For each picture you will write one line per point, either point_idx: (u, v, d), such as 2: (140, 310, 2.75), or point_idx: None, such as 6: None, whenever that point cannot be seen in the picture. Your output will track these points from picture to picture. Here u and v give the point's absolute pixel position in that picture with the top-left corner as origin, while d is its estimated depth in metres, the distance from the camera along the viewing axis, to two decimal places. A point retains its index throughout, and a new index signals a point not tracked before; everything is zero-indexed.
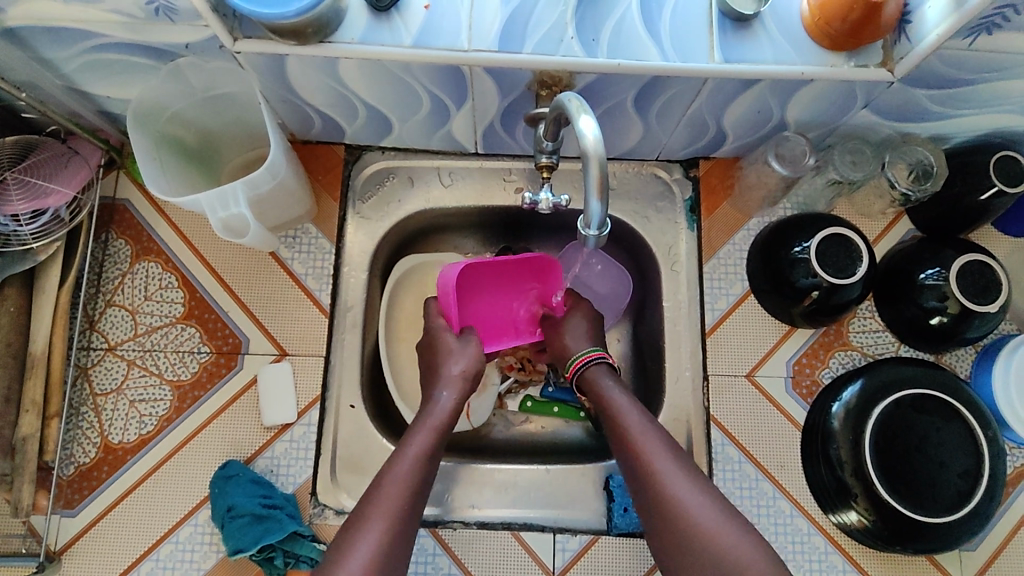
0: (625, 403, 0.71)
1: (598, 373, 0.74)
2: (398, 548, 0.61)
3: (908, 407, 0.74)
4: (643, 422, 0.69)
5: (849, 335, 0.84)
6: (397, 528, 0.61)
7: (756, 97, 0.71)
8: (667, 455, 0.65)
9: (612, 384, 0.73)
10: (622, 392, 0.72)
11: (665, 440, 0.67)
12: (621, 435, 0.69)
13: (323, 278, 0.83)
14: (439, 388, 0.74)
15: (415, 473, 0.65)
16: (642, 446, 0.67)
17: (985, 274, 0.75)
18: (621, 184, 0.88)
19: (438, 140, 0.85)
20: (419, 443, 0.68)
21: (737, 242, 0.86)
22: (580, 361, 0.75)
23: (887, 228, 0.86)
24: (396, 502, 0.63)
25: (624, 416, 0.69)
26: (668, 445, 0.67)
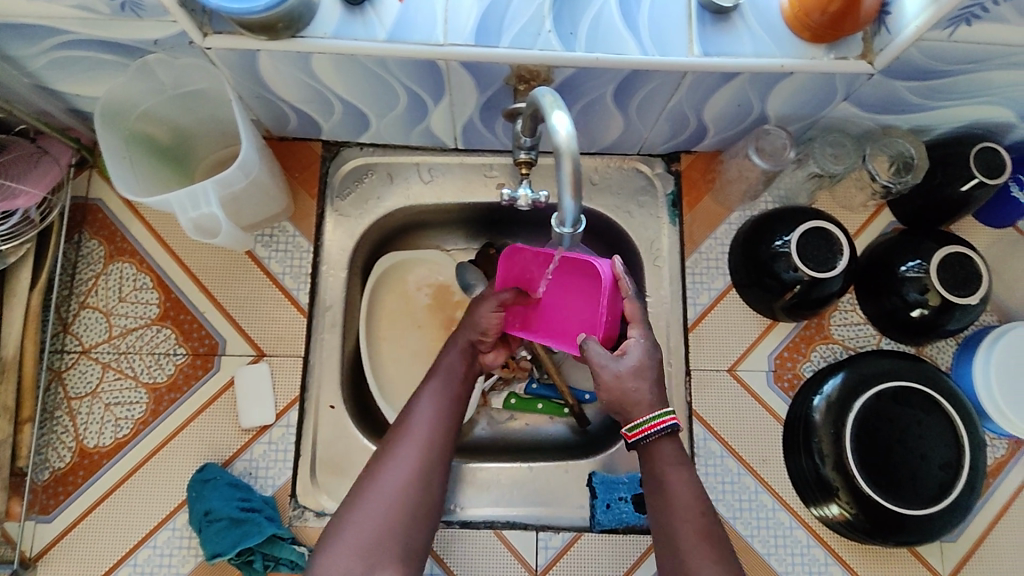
0: (686, 496, 0.64)
1: (664, 452, 0.66)
2: (412, 500, 0.65)
3: (888, 400, 0.74)
4: (699, 525, 0.64)
5: (830, 329, 0.83)
6: (413, 481, 0.66)
7: (735, 91, 0.71)
8: (712, 562, 0.62)
9: (677, 465, 0.66)
10: (688, 478, 0.65)
11: (715, 543, 0.63)
12: (670, 524, 0.64)
13: (300, 277, 0.82)
14: (452, 344, 0.77)
15: (428, 433, 0.69)
16: (690, 549, 0.63)
17: (964, 266, 0.75)
18: (602, 179, 0.87)
19: (417, 136, 0.84)
20: (433, 399, 0.72)
21: (719, 237, 0.85)
22: (652, 427, 0.66)
23: (869, 221, 0.85)
24: (414, 459, 0.67)
25: (681, 509, 0.64)
26: (718, 553, 0.62)
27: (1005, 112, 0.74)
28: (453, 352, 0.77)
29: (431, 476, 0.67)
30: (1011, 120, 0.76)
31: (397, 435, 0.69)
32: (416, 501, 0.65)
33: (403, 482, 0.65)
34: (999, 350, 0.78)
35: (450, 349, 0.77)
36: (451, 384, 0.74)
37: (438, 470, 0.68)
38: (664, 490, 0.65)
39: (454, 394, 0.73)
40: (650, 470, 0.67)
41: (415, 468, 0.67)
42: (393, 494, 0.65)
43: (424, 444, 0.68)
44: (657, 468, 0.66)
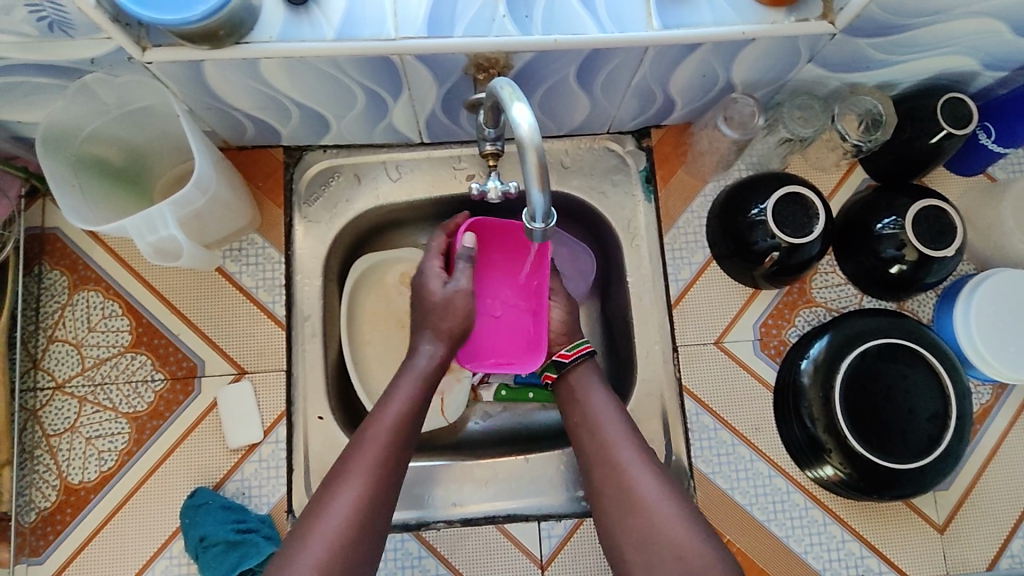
0: (602, 409, 0.71)
1: (580, 374, 0.75)
2: (378, 502, 0.63)
3: (873, 357, 0.75)
4: (622, 422, 0.70)
5: (812, 292, 0.83)
6: (376, 483, 0.63)
7: (699, 62, 0.69)
8: (640, 457, 0.67)
9: (585, 385, 0.74)
10: (597, 394, 0.73)
11: (637, 441, 0.69)
12: (597, 430, 0.70)
13: (274, 290, 0.80)
14: (425, 338, 0.74)
15: (399, 431, 0.67)
16: (614, 446, 0.68)
17: (940, 219, 0.75)
18: (574, 161, 0.86)
19: (380, 134, 0.81)
20: (404, 399, 0.69)
21: (695, 210, 0.85)
22: (577, 351, 0.76)
23: (842, 181, 0.86)
24: (373, 464, 0.64)
25: (602, 415, 0.71)
26: (640, 447, 0.68)
27: (970, 60, 0.74)
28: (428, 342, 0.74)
29: (392, 480, 0.65)
30: (975, 68, 0.75)
31: (363, 430, 0.67)
32: (380, 495, 0.64)
33: (365, 486, 0.63)
34: (981, 315, 0.78)
35: (419, 344, 0.74)
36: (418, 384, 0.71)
37: (400, 469, 0.66)
38: (581, 406, 0.72)
39: (423, 394, 0.71)
40: (570, 393, 0.74)
41: (375, 475, 0.64)
42: (358, 496, 0.62)
43: (391, 441, 0.66)
44: (579, 386, 0.74)
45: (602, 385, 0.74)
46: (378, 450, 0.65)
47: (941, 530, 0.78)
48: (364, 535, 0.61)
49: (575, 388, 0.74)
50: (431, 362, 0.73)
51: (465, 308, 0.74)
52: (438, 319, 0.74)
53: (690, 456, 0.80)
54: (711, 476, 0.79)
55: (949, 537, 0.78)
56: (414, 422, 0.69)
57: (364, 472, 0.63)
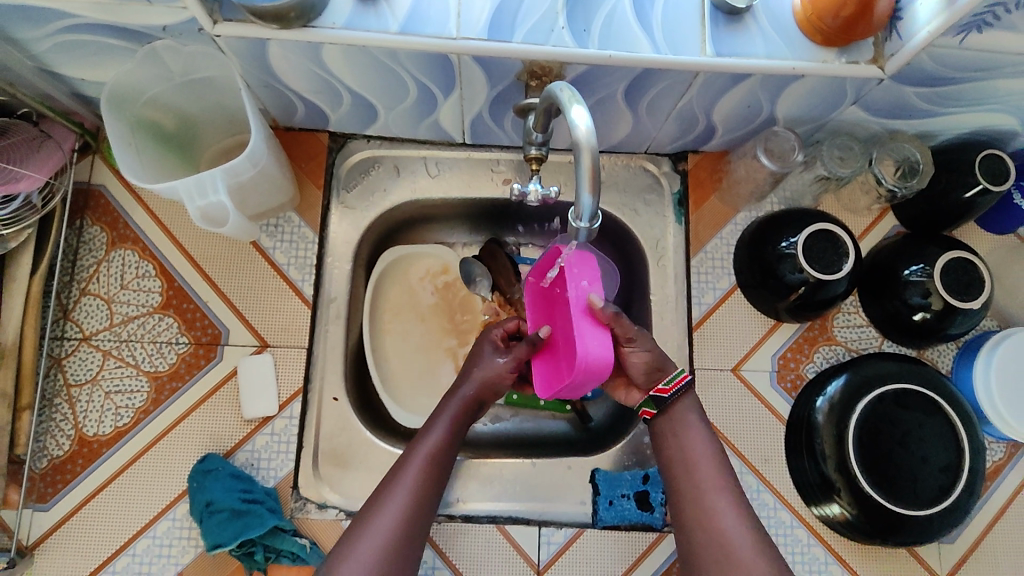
0: (705, 450, 0.66)
1: (683, 405, 0.68)
2: (413, 534, 0.62)
3: (891, 402, 0.75)
4: (717, 464, 0.65)
5: (833, 330, 0.83)
6: (409, 521, 0.62)
7: (746, 92, 0.71)
8: (732, 505, 0.63)
9: (688, 417, 0.68)
10: (702, 428, 0.67)
11: (731, 487, 0.64)
12: (690, 467, 0.65)
13: (305, 269, 0.82)
14: (466, 377, 0.72)
15: (437, 463, 0.66)
16: (710, 490, 0.63)
17: (968, 271, 0.76)
18: (609, 176, 0.88)
19: (425, 130, 0.83)
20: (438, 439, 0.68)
21: (725, 237, 0.85)
22: (676, 384, 0.68)
23: (872, 225, 0.86)
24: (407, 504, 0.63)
25: (699, 457, 0.65)
26: (734, 493, 0.63)
27: (1010, 120, 0.75)
28: (471, 375, 0.73)
29: (422, 522, 0.63)
30: (1015, 128, 0.76)
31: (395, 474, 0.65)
32: (409, 545, 0.62)
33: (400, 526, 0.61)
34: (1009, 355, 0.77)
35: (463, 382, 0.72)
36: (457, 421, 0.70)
37: (434, 502, 0.65)
38: (679, 439, 0.67)
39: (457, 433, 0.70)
40: (670, 422, 0.68)
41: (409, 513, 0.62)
42: (392, 531, 0.61)
43: (429, 470, 0.66)
44: (677, 415, 0.68)
45: (704, 419, 0.68)
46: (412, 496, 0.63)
47: None
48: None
49: (674, 418, 0.68)
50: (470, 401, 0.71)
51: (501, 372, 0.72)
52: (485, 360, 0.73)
53: None
54: None
55: None
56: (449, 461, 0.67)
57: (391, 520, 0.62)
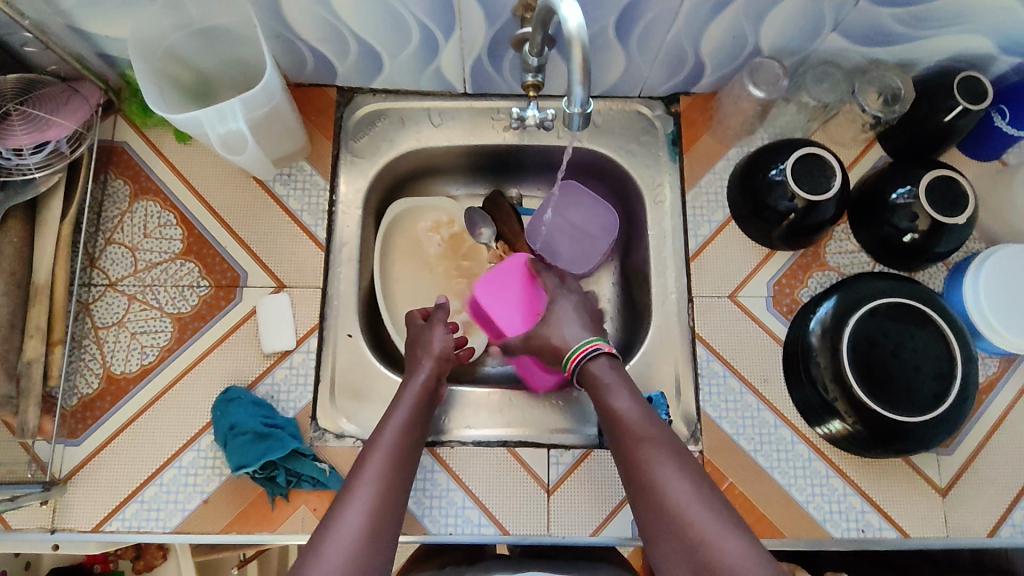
0: (629, 408, 0.69)
1: (598, 368, 0.73)
2: (388, 517, 0.63)
3: (882, 316, 0.77)
4: (645, 421, 0.68)
5: (826, 257, 0.86)
6: (381, 511, 0.63)
7: (730, 21, 0.75)
8: (667, 459, 0.65)
9: (609, 378, 0.72)
10: (621, 388, 0.71)
11: (666, 440, 0.66)
12: (622, 429, 0.68)
13: (317, 214, 0.86)
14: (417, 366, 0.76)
15: (402, 448, 0.68)
16: (642, 447, 0.66)
17: (952, 189, 0.78)
18: (605, 121, 0.92)
19: (428, 79, 0.88)
20: (398, 423, 0.69)
21: (718, 171, 0.89)
22: (581, 352, 0.74)
23: (860, 156, 0.89)
24: (376, 490, 0.64)
25: (626, 416, 0.68)
26: (667, 446, 0.66)
27: (985, 42, 0.78)
28: (420, 371, 0.75)
29: (397, 502, 0.65)
30: (990, 51, 0.80)
31: (362, 464, 0.66)
32: (386, 529, 0.63)
33: (373, 512, 0.63)
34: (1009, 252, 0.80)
35: (416, 369, 0.76)
36: (416, 404, 0.72)
37: (404, 485, 0.66)
38: (604, 408, 0.70)
39: (418, 416, 0.71)
40: (595, 390, 0.72)
41: (382, 497, 0.64)
42: (366, 516, 0.62)
43: (396, 459, 0.67)
44: (597, 384, 0.72)
45: (625, 380, 0.72)
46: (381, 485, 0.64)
47: (942, 494, 0.78)
48: (372, 560, 0.61)
49: (597, 385, 0.72)
50: (424, 384, 0.74)
51: (444, 341, 0.79)
52: (436, 340, 0.79)
53: (698, 400, 0.82)
54: (717, 420, 0.80)
55: (950, 501, 0.78)
56: (415, 442, 0.69)
57: (363, 505, 0.63)
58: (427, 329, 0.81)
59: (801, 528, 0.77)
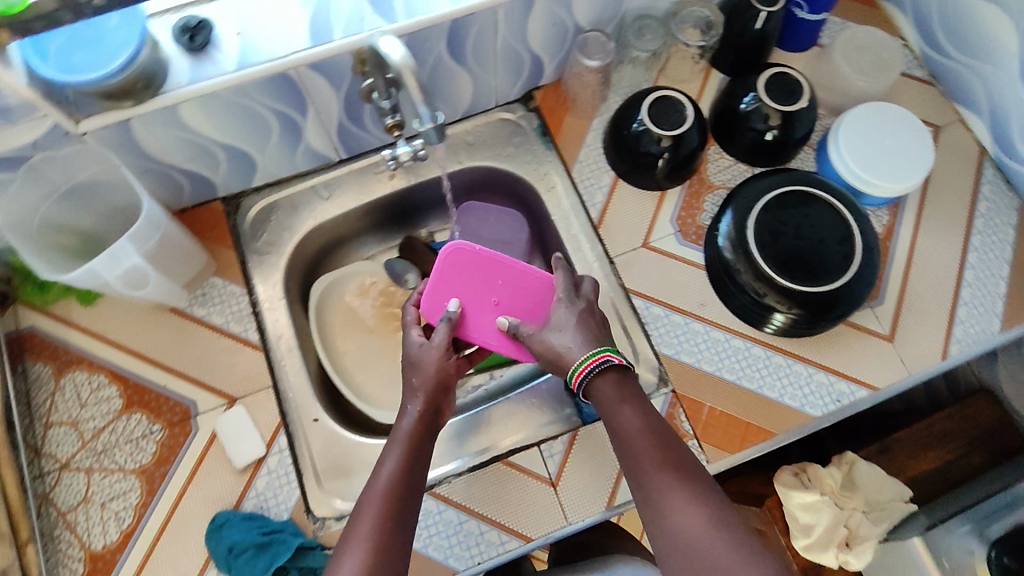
0: (638, 428, 0.64)
1: (604, 388, 0.66)
2: (386, 574, 0.58)
3: (775, 209, 0.83)
4: (654, 439, 0.63)
5: (711, 179, 0.92)
6: (375, 570, 0.58)
7: (543, 13, 0.82)
8: (682, 485, 0.60)
9: (614, 395, 0.66)
10: (628, 406, 0.65)
11: (681, 466, 0.62)
12: (631, 449, 0.64)
13: (243, 319, 0.86)
14: (407, 399, 0.71)
15: (399, 495, 0.63)
16: (657, 475, 0.61)
17: (785, 81, 0.87)
18: (476, 137, 0.97)
19: (302, 160, 0.91)
20: (391, 469, 0.65)
21: (591, 143, 0.95)
22: (588, 366, 0.66)
23: (704, 84, 0.97)
24: (369, 546, 0.59)
25: (637, 437, 0.63)
26: (683, 469, 0.61)
27: None
28: (411, 405, 0.71)
29: (397, 556, 0.60)
30: None
31: (351, 527, 0.61)
32: None
33: (366, 572, 0.57)
34: (853, 109, 0.89)
35: (405, 405, 0.71)
36: (409, 444, 0.67)
37: (404, 537, 0.61)
38: (613, 428, 0.65)
39: (415, 460, 0.66)
40: (598, 408, 0.66)
41: (376, 553, 0.59)
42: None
43: (390, 508, 0.62)
44: (600, 401, 0.66)
45: (630, 392, 0.66)
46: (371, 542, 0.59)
47: (890, 340, 0.84)
48: None
49: (603, 403, 0.66)
50: (416, 421, 0.69)
51: (442, 363, 0.72)
52: (428, 361, 0.72)
53: (653, 345, 0.85)
54: (676, 357, 0.84)
55: (899, 343, 0.84)
56: (413, 484, 0.64)
57: (355, 566, 0.58)
58: (423, 346, 0.74)
59: (786, 420, 0.81)
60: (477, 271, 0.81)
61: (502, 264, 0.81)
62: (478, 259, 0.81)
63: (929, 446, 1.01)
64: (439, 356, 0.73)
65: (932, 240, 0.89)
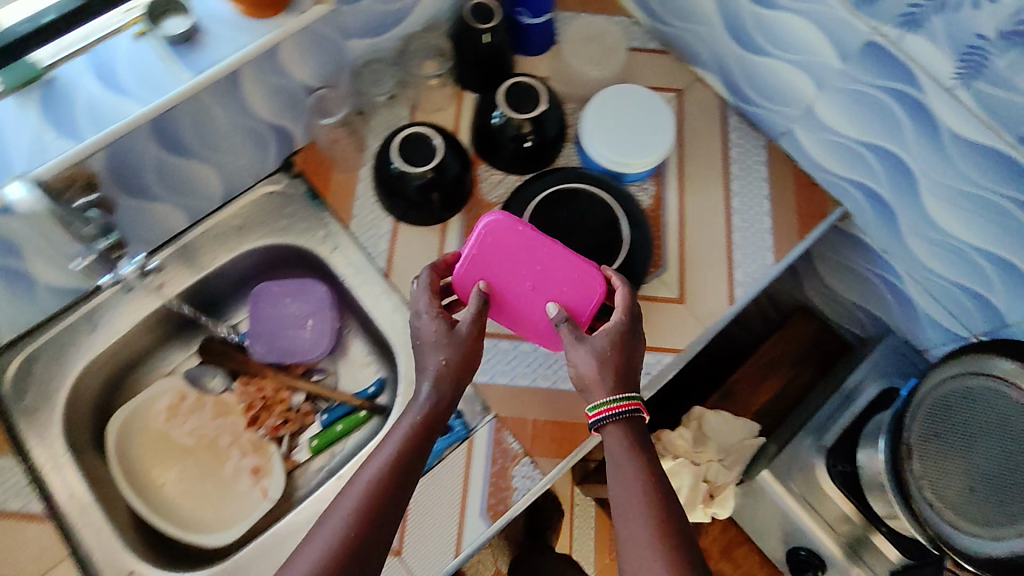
0: (636, 483, 0.64)
1: (611, 437, 0.67)
2: (344, 565, 0.59)
3: (543, 215, 0.88)
4: (654, 498, 0.64)
5: (486, 198, 0.92)
6: (327, 566, 0.59)
7: (259, 86, 0.77)
8: (657, 557, 0.60)
9: (625, 447, 0.66)
10: (636, 461, 0.65)
11: (664, 536, 0.61)
12: (627, 498, 0.64)
13: (22, 493, 0.77)
14: (422, 380, 0.69)
15: (386, 493, 0.63)
16: (638, 537, 0.62)
17: (523, 89, 0.88)
18: (245, 219, 0.90)
19: (49, 299, 0.82)
20: (389, 453, 0.65)
21: (364, 195, 0.89)
22: (611, 409, 0.67)
23: (460, 109, 0.95)
24: (324, 545, 0.60)
25: (636, 490, 0.64)
26: (668, 537, 0.61)
27: None
28: (422, 384, 0.69)
29: (364, 548, 0.60)
30: None
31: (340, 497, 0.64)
32: None
33: (316, 567, 0.58)
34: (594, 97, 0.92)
35: (420, 382, 0.69)
36: (410, 435, 0.66)
37: (371, 544, 0.61)
38: (617, 475, 0.65)
39: (411, 456, 0.66)
40: (609, 446, 0.67)
41: (337, 551, 0.59)
42: (315, 563, 0.59)
43: (370, 503, 0.62)
44: (610, 444, 0.67)
45: (642, 444, 0.67)
46: (340, 532, 0.60)
47: (681, 301, 0.89)
48: None
49: (613, 445, 0.67)
50: (427, 406, 0.68)
51: (476, 341, 0.71)
52: (431, 354, 0.69)
53: None
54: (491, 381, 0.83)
55: (690, 303, 0.89)
56: (389, 495, 0.63)
57: (312, 553, 0.60)
58: (431, 334, 0.70)
59: None
60: (518, 250, 0.76)
61: (542, 246, 0.76)
62: (518, 237, 0.76)
63: (766, 376, 1.11)
64: (454, 342, 0.70)
65: (697, 197, 0.94)
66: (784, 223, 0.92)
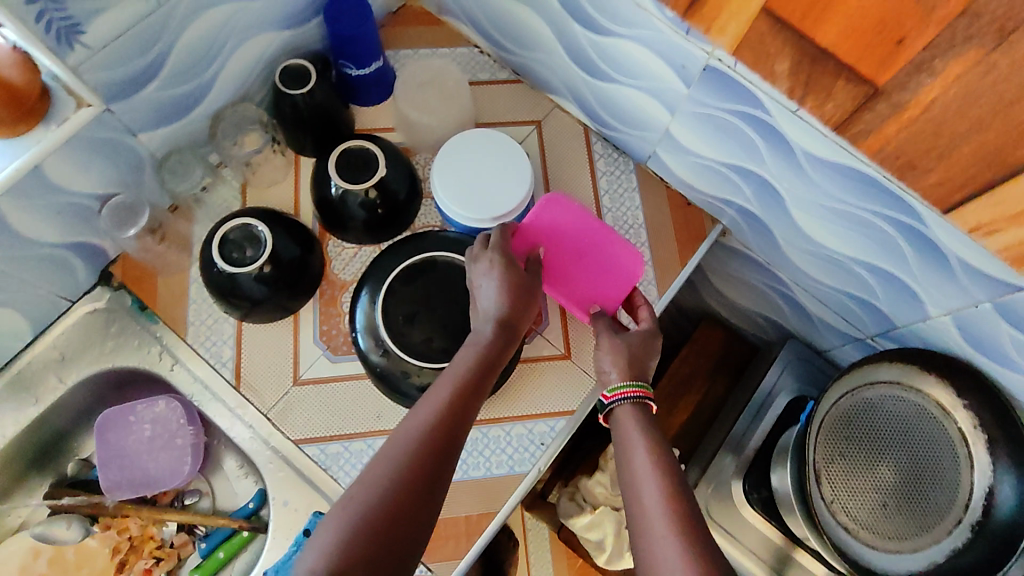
0: (647, 462, 0.62)
1: (624, 417, 0.67)
2: (399, 509, 0.55)
3: (403, 290, 0.78)
4: (665, 475, 0.60)
5: (341, 277, 0.83)
6: (397, 488, 0.55)
7: (33, 211, 0.66)
8: (670, 533, 0.55)
9: (636, 432, 0.65)
10: (647, 440, 0.64)
11: (678, 510, 0.57)
12: (637, 482, 0.61)
13: None
14: (486, 296, 0.71)
15: (447, 421, 0.61)
16: (652, 510, 0.58)
17: (357, 153, 0.78)
18: (66, 349, 0.78)
19: None
20: (443, 395, 0.63)
21: (197, 298, 0.79)
22: (619, 393, 0.69)
23: (298, 179, 0.85)
24: (388, 473, 0.56)
25: (644, 469, 0.61)
26: (682, 511, 0.57)
27: (271, 34, 0.77)
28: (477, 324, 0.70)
29: (422, 487, 0.56)
30: (286, 35, 0.79)
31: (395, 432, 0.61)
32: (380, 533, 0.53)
33: (379, 495, 0.55)
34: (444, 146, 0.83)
35: (485, 301, 0.71)
36: (472, 364, 0.66)
37: (432, 480, 0.57)
38: (626, 462, 0.63)
39: (474, 388, 0.65)
40: (620, 433, 0.66)
41: (399, 479, 0.56)
42: (377, 492, 0.55)
43: (427, 442, 0.59)
44: (623, 429, 0.66)
45: (649, 431, 0.65)
46: (394, 468, 0.57)
47: (567, 356, 0.83)
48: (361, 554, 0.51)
49: (620, 435, 0.66)
50: (486, 339, 0.69)
51: (509, 300, 0.71)
52: (484, 298, 0.72)
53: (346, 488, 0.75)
54: None
55: (576, 355, 0.83)
56: (451, 429, 0.61)
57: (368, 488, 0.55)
58: (485, 288, 0.72)
59: (503, 491, 0.78)
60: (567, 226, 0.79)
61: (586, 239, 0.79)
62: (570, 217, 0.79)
63: (680, 396, 1.08)
64: (501, 298, 0.71)
65: None
66: (661, 252, 0.89)
